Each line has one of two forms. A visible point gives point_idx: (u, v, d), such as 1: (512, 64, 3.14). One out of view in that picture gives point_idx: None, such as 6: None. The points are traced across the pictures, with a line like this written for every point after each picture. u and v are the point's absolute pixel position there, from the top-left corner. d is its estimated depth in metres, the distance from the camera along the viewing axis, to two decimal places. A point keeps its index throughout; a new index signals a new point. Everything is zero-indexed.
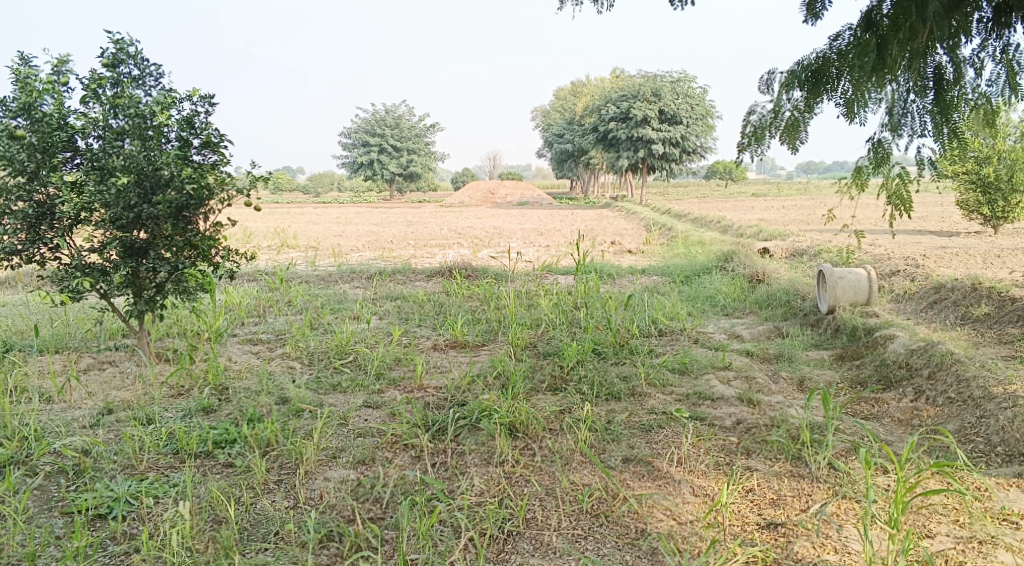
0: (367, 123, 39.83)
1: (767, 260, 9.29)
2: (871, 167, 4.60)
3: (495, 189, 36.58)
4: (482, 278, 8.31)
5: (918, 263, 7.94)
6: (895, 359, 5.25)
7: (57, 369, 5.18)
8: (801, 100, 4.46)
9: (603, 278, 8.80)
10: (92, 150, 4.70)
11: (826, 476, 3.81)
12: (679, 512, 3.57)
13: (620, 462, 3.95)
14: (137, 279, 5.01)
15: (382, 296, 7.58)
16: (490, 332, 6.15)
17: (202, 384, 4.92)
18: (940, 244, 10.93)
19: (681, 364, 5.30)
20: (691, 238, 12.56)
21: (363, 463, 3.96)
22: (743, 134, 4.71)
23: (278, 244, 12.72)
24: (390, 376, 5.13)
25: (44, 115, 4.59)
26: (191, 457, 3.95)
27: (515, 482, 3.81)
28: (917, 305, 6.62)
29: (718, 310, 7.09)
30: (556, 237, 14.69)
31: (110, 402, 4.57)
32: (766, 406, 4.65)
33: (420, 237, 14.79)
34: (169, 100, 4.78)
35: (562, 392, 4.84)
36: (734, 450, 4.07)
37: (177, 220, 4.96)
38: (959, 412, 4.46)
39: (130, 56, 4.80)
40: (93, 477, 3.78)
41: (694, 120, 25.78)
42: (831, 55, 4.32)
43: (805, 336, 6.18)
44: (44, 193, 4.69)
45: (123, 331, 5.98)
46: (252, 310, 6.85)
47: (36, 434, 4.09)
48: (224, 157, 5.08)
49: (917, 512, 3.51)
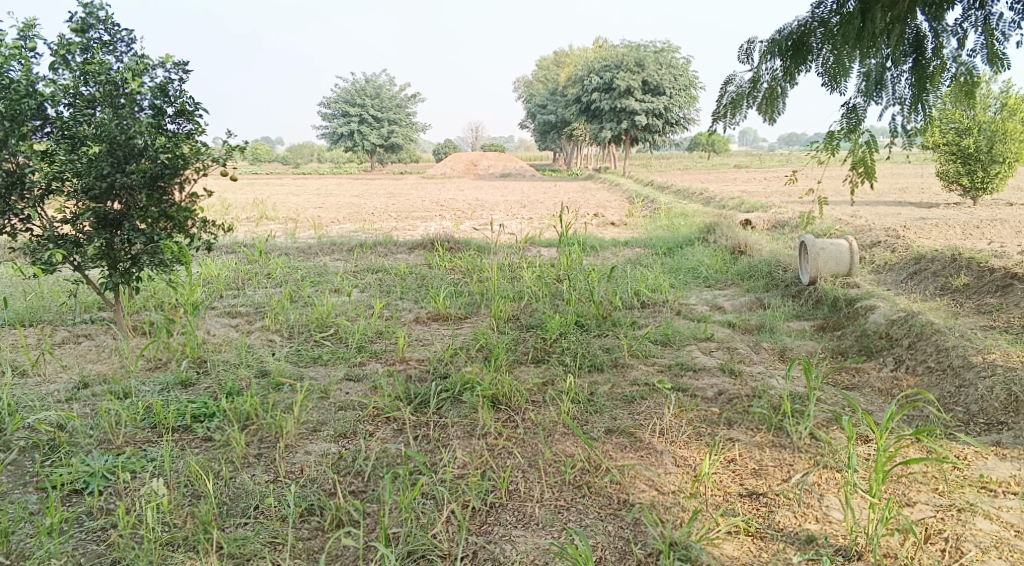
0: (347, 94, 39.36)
1: (749, 232, 9.29)
2: (841, 132, 4.56)
3: (479, 159, 36.15)
4: (465, 251, 8.27)
5: (898, 234, 7.98)
6: (876, 330, 5.28)
7: (31, 342, 5.09)
8: (780, 70, 4.43)
9: (586, 250, 8.77)
10: (62, 118, 4.57)
11: (807, 446, 3.83)
12: (661, 483, 3.57)
13: (603, 434, 3.94)
14: (113, 252, 4.91)
15: (363, 268, 7.50)
16: (473, 304, 6.12)
17: (180, 356, 4.85)
18: (919, 216, 10.97)
19: (664, 336, 5.30)
20: (675, 210, 12.53)
21: (344, 436, 3.93)
22: (719, 104, 4.68)
23: (257, 216, 12.55)
24: (371, 349, 5.09)
25: (11, 82, 4.45)
26: (170, 432, 3.90)
27: (497, 454, 3.79)
28: (897, 276, 6.65)
29: (700, 282, 7.09)
30: (538, 209, 14.64)
31: (86, 376, 4.50)
32: (748, 376, 4.66)
33: (401, 209, 14.64)
34: (141, 66, 4.65)
35: (545, 363, 4.82)
36: (716, 421, 4.08)
37: (152, 190, 4.85)
38: (938, 381, 4.49)
39: (100, 21, 4.65)
40: (69, 452, 3.72)
41: (677, 90, 25.78)
42: (813, 24, 4.25)
43: (787, 307, 6.19)
44: (14, 162, 4.56)
45: (99, 304, 5.88)
46: (231, 283, 6.76)
47: (9, 410, 4.01)
48: (199, 126, 4.97)
49: (898, 481, 3.54)
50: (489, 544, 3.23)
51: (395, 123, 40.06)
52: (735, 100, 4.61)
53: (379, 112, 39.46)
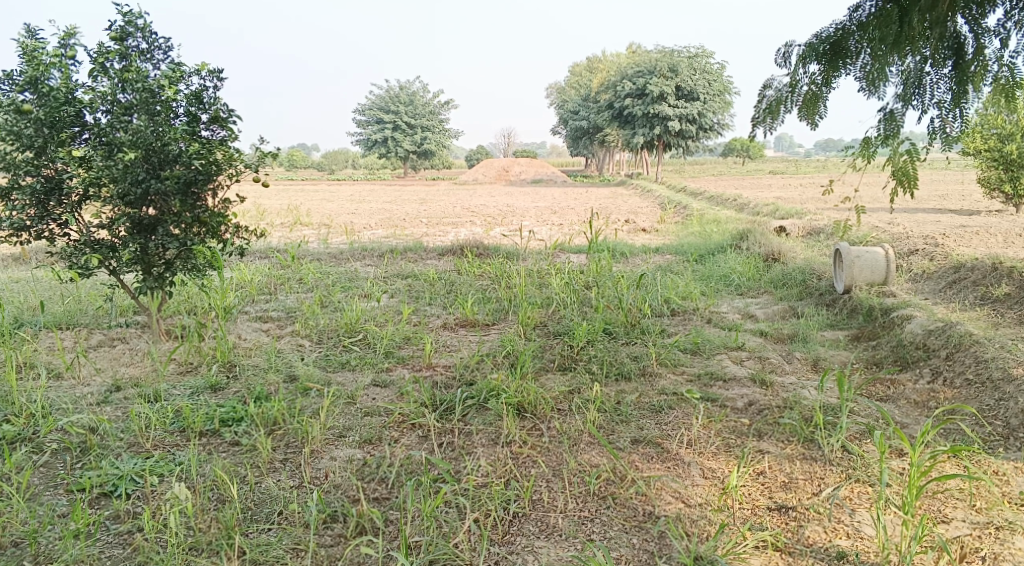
0: (380, 101, 39.98)
1: (783, 239, 9.15)
2: (878, 139, 4.43)
3: (510, 166, 36.10)
4: (494, 257, 8.27)
5: (938, 242, 7.80)
6: (912, 340, 5.15)
7: (67, 345, 5.18)
8: (818, 74, 4.30)
9: (616, 257, 8.71)
10: (100, 125, 4.64)
11: (839, 459, 3.74)
12: (688, 495, 3.51)
13: (629, 444, 3.90)
14: (147, 256, 4.98)
15: (393, 274, 7.52)
16: (500, 310, 6.10)
17: (211, 360, 4.90)
18: (959, 223, 10.69)
19: (693, 345, 5.22)
20: (707, 216, 12.40)
21: (370, 442, 3.93)
22: (758, 109, 4.59)
23: (291, 222, 12.70)
24: (398, 355, 5.10)
25: (51, 89, 4.54)
26: (198, 436, 3.93)
27: (521, 463, 3.77)
28: (936, 285, 6.50)
29: (732, 290, 6.99)
30: (569, 215, 14.60)
31: (118, 379, 4.57)
32: (779, 386, 4.58)
33: (432, 215, 14.70)
34: (177, 74, 4.73)
35: (571, 371, 4.78)
36: (746, 432, 4.00)
37: (186, 196, 4.92)
38: (977, 394, 4.37)
39: (138, 29, 4.74)
40: (100, 455, 3.77)
41: (711, 96, 25.55)
42: (850, 26, 4.17)
43: (821, 316, 6.08)
44: (53, 168, 4.66)
45: (134, 308, 5.97)
46: (263, 288, 6.83)
47: (43, 411, 4.08)
48: (233, 133, 5.02)
49: (933, 497, 3.44)
50: (511, 555, 3.20)
51: (428, 129, 40.27)
52: (773, 104, 4.50)
53: (413, 119, 39.73)
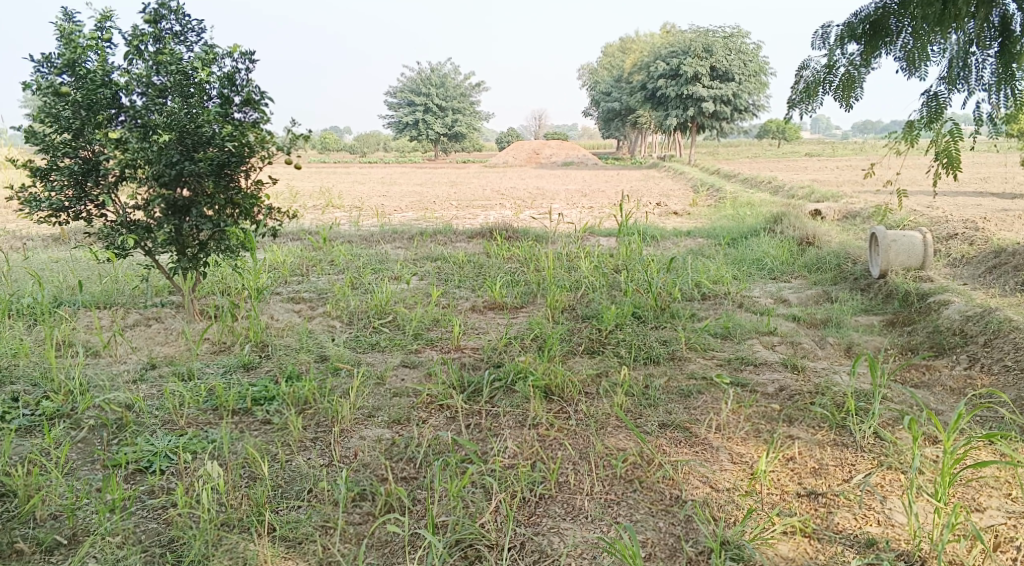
0: (413, 83, 39.86)
1: (817, 223, 9.00)
2: (921, 122, 4.33)
3: (541, 149, 35.94)
4: (523, 240, 8.26)
5: (978, 226, 7.62)
6: (949, 326, 5.05)
7: (104, 324, 5.28)
8: (857, 54, 4.23)
9: (646, 240, 8.65)
10: (135, 107, 4.71)
11: (871, 445, 3.69)
12: (716, 479, 3.49)
13: (657, 428, 3.88)
14: (181, 237, 5.05)
15: (422, 256, 7.55)
16: (529, 293, 6.10)
17: (244, 340, 4.97)
18: (1002, 207, 10.40)
19: (724, 329, 5.17)
20: (740, 199, 12.25)
21: (398, 422, 3.96)
22: (795, 91, 4.52)
23: (323, 204, 12.80)
24: (427, 337, 5.12)
25: (88, 72, 4.60)
26: (230, 414, 3.99)
27: (549, 445, 3.77)
28: (975, 270, 6.35)
29: (764, 274, 6.90)
30: (599, 198, 14.51)
31: (154, 358, 4.66)
32: (811, 372, 4.52)
33: (462, 198, 14.71)
34: (210, 56, 4.77)
35: (600, 355, 4.77)
36: (776, 418, 3.96)
37: (219, 178, 4.97)
38: (1015, 381, 4.27)
39: (172, 12, 4.78)
40: (135, 432, 3.85)
41: (746, 77, 25.14)
42: (891, 5, 4.06)
43: (855, 301, 5.98)
44: (90, 151, 4.76)
45: (169, 288, 6.07)
46: (295, 269, 6.89)
47: (81, 388, 4.18)
48: (265, 115, 5.06)
49: (967, 485, 3.37)
50: (537, 536, 3.21)
51: (460, 112, 40.20)
52: (810, 86, 4.42)
53: (444, 101, 39.68)
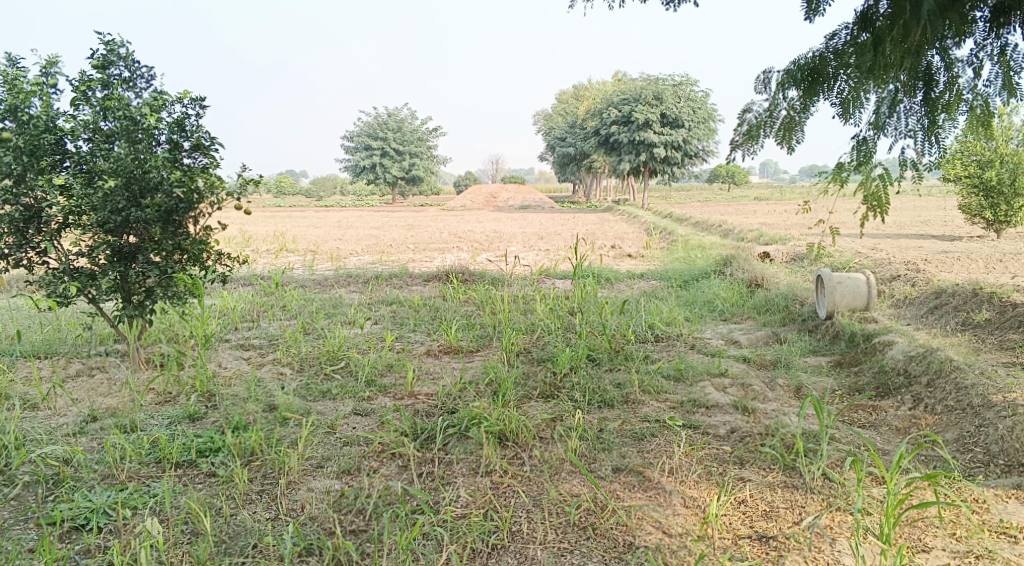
0: (370, 127, 39.92)
1: (767, 265, 9.19)
2: (851, 165, 4.51)
3: (497, 194, 36.24)
4: (479, 283, 8.28)
5: (919, 267, 7.86)
6: (894, 367, 5.17)
7: (44, 375, 5.11)
8: (796, 99, 4.34)
9: (601, 282, 8.73)
10: (81, 153, 4.64)
11: (820, 487, 3.73)
12: (669, 525, 3.49)
13: (611, 472, 3.87)
14: (126, 285, 4.94)
15: (377, 300, 7.50)
16: (485, 337, 6.09)
17: (190, 390, 4.84)
18: (942, 249, 10.72)
19: (677, 371, 5.21)
20: (691, 242, 12.47)
21: (348, 473, 3.88)
22: (736, 133, 4.57)
23: (277, 248, 12.68)
24: (381, 383, 5.05)
25: (31, 118, 4.53)
26: (173, 467, 3.88)
27: (502, 493, 3.73)
28: (917, 310, 6.53)
29: (716, 316, 7.00)
30: (555, 241, 14.64)
31: (95, 409, 4.51)
32: (762, 414, 4.56)
33: (419, 241, 14.70)
34: (160, 102, 4.73)
35: (554, 399, 4.75)
36: (727, 460, 3.98)
37: (167, 224, 4.89)
38: (957, 421, 4.37)
39: (120, 58, 4.74)
40: (72, 488, 3.71)
41: (696, 123, 25.77)
42: (827, 54, 4.22)
43: (804, 342, 6.09)
44: (32, 197, 4.64)
45: (114, 336, 5.91)
46: (246, 316, 6.78)
47: (16, 443, 4.01)
48: (214, 160, 5.02)
49: (913, 525, 3.42)
50: None
51: (416, 156, 40.41)
52: (752, 128, 4.49)
53: (401, 145, 39.87)
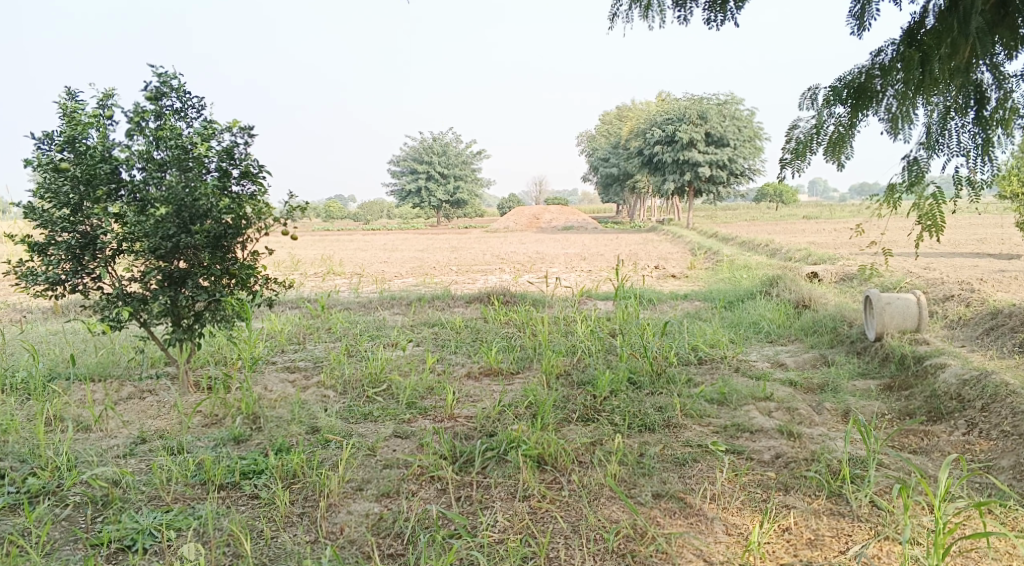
0: (416, 151, 40.50)
1: (814, 285, 9.01)
2: (903, 186, 4.41)
3: (541, 215, 36.33)
4: (520, 305, 8.29)
5: (973, 287, 7.62)
6: (946, 391, 5.00)
7: (97, 398, 5.25)
8: (844, 116, 4.23)
9: (643, 303, 8.66)
10: (134, 182, 4.79)
11: (868, 515, 3.63)
12: (710, 553, 3.43)
13: (651, 498, 3.81)
14: (177, 309, 5.07)
15: (420, 322, 7.55)
16: (526, 358, 6.08)
17: (235, 412, 4.91)
18: (997, 268, 10.38)
19: (720, 395, 5.12)
20: (738, 262, 12.31)
21: (387, 496, 3.90)
22: (783, 152, 4.44)
23: (324, 271, 12.88)
24: (421, 406, 5.08)
25: (88, 148, 4.70)
26: (217, 489, 3.94)
27: (540, 518, 3.71)
28: (972, 332, 6.33)
29: (761, 337, 6.89)
30: (598, 262, 14.61)
31: (144, 432, 4.61)
32: (808, 439, 4.46)
33: (462, 263, 14.81)
34: (210, 131, 4.87)
35: (594, 422, 4.71)
36: (771, 486, 3.89)
37: (216, 249, 5.01)
38: (1014, 447, 4.21)
39: (173, 90, 4.90)
40: (120, 509, 3.80)
41: (741, 142, 25.53)
42: (874, 70, 4.13)
43: (852, 364, 5.95)
44: (89, 225, 4.81)
45: (165, 358, 6.06)
46: (292, 338, 6.89)
47: (68, 464, 4.13)
48: (262, 188, 5.13)
49: (965, 556, 3.32)
50: None
51: (461, 178, 40.79)
52: (800, 145, 4.35)
53: (446, 168, 40.29)
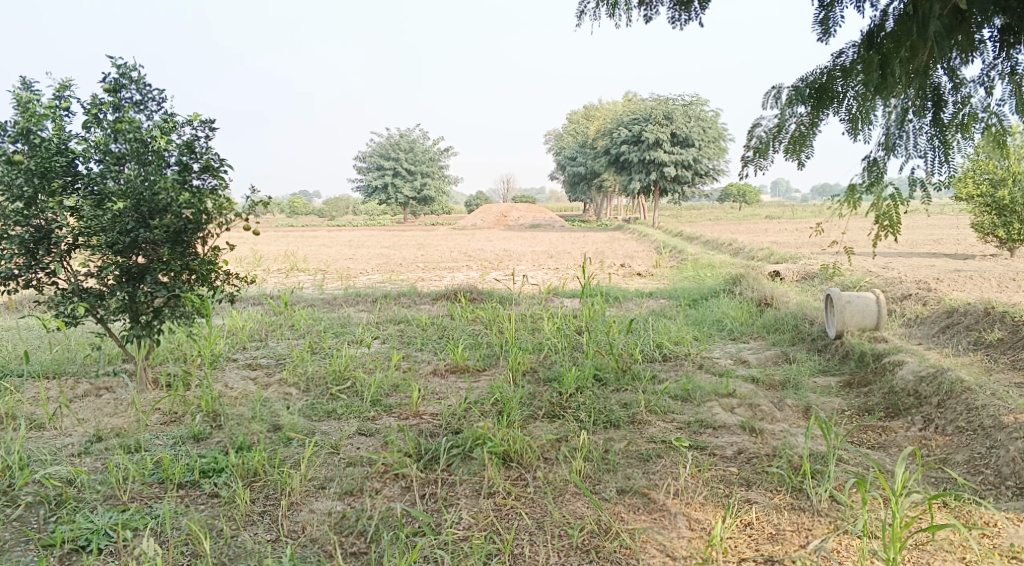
0: (383, 148, 40.35)
1: (777, 284, 9.14)
2: (863, 186, 4.48)
3: (507, 213, 36.33)
4: (487, 302, 8.27)
5: (930, 287, 7.78)
6: (904, 387, 5.10)
7: (51, 396, 5.12)
8: (806, 115, 4.27)
9: (609, 301, 8.70)
10: (91, 175, 4.67)
11: (827, 509, 3.69)
12: (673, 548, 3.45)
13: (616, 494, 3.83)
14: (135, 305, 4.96)
15: (385, 319, 7.49)
16: (492, 356, 6.07)
17: (195, 410, 4.82)
18: (952, 268, 10.60)
19: (684, 391, 5.16)
20: (702, 261, 12.43)
21: (351, 494, 3.86)
22: (745, 150, 4.48)
23: (288, 268, 12.73)
24: (386, 403, 5.04)
25: (43, 140, 4.58)
26: (175, 488, 3.87)
27: (505, 515, 3.70)
28: (929, 330, 6.47)
29: (725, 335, 6.96)
30: (564, 260, 14.64)
31: (101, 430, 4.51)
32: (770, 434, 4.51)
33: (429, 260, 14.74)
34: (170, 124, 4.77)
35: (559, 419, 4.71)
36: (734, 481, 3.93)
37: (176, 244, 4.90)
38: (968, 442, 4.31)
39: (132, 82, 4.79)
40: (74, 509, 3.71)
41: (706, 142, 25.78)
42: (836, 71, 4.17)
43: (813, 362, 6.03)
44: (43, 219, 4.67)
45: (122, 355, 5.93)
46: (254, 335, 6.78)
47: (20, 463, 4.02)
48: (224, 182, 5.05)
49: (921, 549, 3.38)
50: None
51: (427, 175, 40.61)
52: (762, 144, 4.39)
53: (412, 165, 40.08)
